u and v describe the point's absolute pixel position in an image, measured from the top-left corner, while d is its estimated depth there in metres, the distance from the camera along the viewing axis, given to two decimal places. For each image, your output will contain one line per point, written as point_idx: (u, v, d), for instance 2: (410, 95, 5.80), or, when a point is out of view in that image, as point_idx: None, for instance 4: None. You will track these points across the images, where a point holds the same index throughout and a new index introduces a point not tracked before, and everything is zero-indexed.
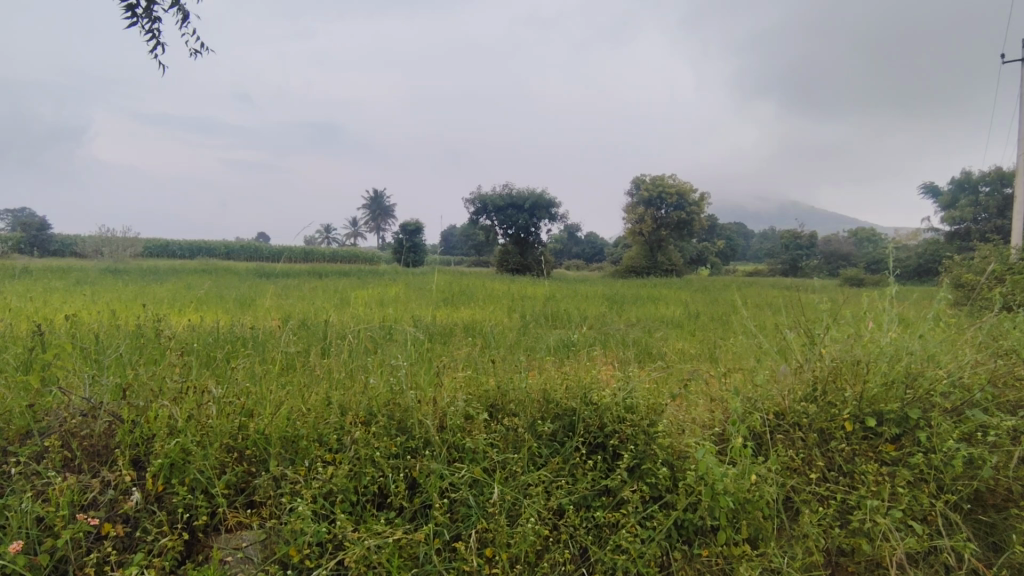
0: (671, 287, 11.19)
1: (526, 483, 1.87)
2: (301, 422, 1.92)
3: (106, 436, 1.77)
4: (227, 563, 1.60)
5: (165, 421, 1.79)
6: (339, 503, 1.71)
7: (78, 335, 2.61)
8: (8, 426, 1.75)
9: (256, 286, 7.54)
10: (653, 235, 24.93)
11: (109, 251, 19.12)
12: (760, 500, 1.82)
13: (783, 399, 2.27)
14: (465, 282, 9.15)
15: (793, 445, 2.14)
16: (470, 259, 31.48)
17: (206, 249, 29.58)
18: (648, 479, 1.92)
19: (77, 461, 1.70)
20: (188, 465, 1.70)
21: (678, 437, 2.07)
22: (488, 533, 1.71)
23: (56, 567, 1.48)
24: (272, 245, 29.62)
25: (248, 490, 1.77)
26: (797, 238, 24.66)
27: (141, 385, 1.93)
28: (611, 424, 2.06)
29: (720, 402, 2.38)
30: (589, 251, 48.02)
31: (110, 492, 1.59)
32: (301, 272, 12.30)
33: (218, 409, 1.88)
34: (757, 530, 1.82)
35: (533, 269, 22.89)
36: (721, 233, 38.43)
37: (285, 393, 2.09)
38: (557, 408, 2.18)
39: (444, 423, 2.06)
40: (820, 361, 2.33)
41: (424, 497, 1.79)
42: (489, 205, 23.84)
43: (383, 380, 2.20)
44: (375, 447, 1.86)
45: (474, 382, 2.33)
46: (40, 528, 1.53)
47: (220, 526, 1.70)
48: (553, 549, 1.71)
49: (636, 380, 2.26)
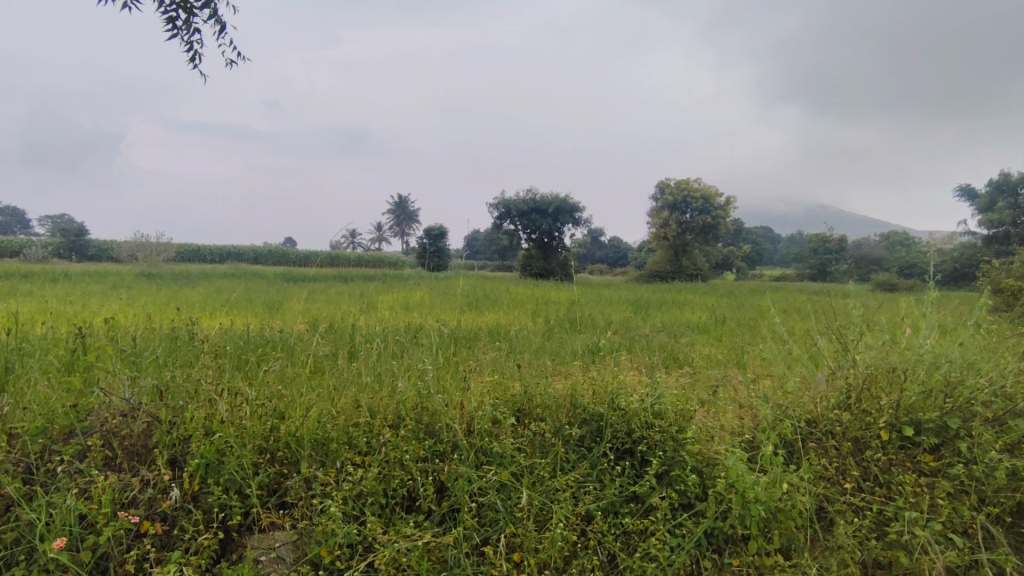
0: (696, 292, 11.33)
1: (554, 488, 1.86)
2: (331, 425, 1.95)
3: (145, 435, 1.81)
4: (260, 563, 1.62)
5: (202, 422, 1.84)
6: (369, 505, 1.73)
7: (117, 338, 2.68)
8: (52, 425, 1.80)
9: (285, 291, 7.69)
10: (678, 239, 24.68)
11: (143, 256, 19.73)
12: (793, 509, 1.79)
13: (815, 407, 2.22)
14: (488, 286, 9.19)
15: (826, 454, 2.09)
16: (493, 264, 31.67)
17: (235, 254, 30.21)
18: (677, 486, 1.90)
19: (117, 460, 1.75)
20: (223, 466, 1.73)
21: (707, 444, 2.05)
22: (517, 538, 1.71)
23: (97, 563, 1.51)
24: (301, 250, 30.16)
25: (281, 491, 1.80)
26: (826, 242, 24.17)
27: (178, 386, 1.98)
28: (639, 430, 2.04)
29: (749, 408, 2.34)
30: (613, 255, 47.70)
31: (149, 491, 1.63)
32: (328, 276, 12.46)
33: (251, 410, 1.92)
34: (790, 540, 1.78)
35: (557, 275, 22.86)
36: (747, 237, 37.93)
37: (316, 396, 2.13)
38: (585, 413, 2.17)
39: (472, 427, 2.07)
40: (854, 368, 2.28)
41: (452, 500, 1.80)
42: (512, 210, 23.91)
43: (411, 385, 2.23)
44: (404, 450, 1.88)
45: (501, 386, 2.33)
46: (83, 525, 1.56)
47: (253, 526, 1.72)
48: (581, 555, 1.71)
49: (663, 386, 2.25)
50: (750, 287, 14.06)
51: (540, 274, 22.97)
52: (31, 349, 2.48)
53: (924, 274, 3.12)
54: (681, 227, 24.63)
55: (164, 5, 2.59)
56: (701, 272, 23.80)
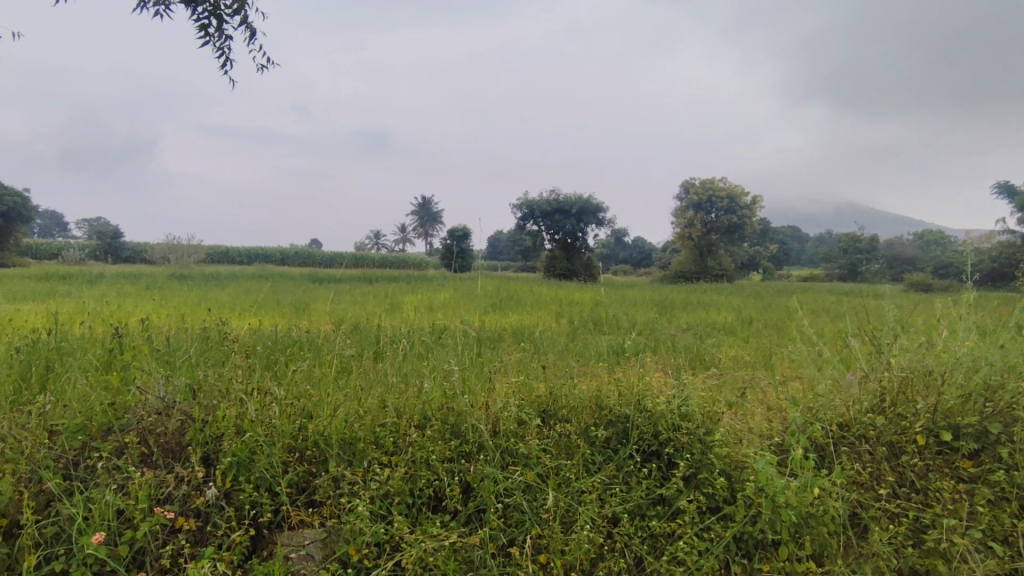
0: (721, 292, 11.22)
1: (580, 489, 1.86)
2: (358, 425, 1.97)
3: (178, 433, 1.86)
4: (289, 559, 1.64)
5: (234, 421, 1.87)
6: (395, 504, 1.74)
7: (152, 338, 2.75)
8: (91, 422, 1.85)
9: (312, 291, 7.83)
10: (703, 239, 24.37)
11: (175, 258, 20.32)
12: (825, 515, 1.75)
13: (847, 410, 2.17)
14: (511, 287, 9.19)
15: (859, 458, 2.04)
16: (516, 265, 31.77)
17: (263, 255, 30.78)
18: (705, 489, 1.88)
19: (153, 457, 1.80)
20: (254, 464, 1.77)
21: (736, 446, 2.02)
22: (543, 539, 1.71)
23: (134, 557, 1.55)
24: (326, 252, 30.69)
25: (309, 490, 1.82)
26: (856, 242, 23.66)
27: (210, 385, 2.02)
28: (666, 432, 2.02)
29: (778, 411, 2.30)
30: (636, 255, 47.41)
31: (183, 487, 1.67)
32: (354, 277, 12.61)
33: (281, 409, 1.95)
34: (823, 546, 1.74)
35: (580, 275, 22.81)
36: (774, 237, 37.36)
37: (343, 396, 2.15)
38: (611, 414, 2.16)
39: (497, 427, 2.08)
40: (888, 371, 2.23)
41: (478, 500, 1.81)
42: (535, 211, 23.93)
43: (437, 385, 2.25)
44: (431, 450, 1.90)
45: (526, 388, 2.33)
46: (120, 520, 1.59)
47: (283, 524, 1.75)
48: (608, 558, 1.69)
49: (690, 388, 2.23)
50: (777, 287, 14.11)
51: (563, 275, 22.86)
52: (70, 349, 2.56)
53: (962, 275, 3.03)
54: (706, 226, 24.36)
55: (197, 16, 2.64)
56: (726, 272, 23.44)
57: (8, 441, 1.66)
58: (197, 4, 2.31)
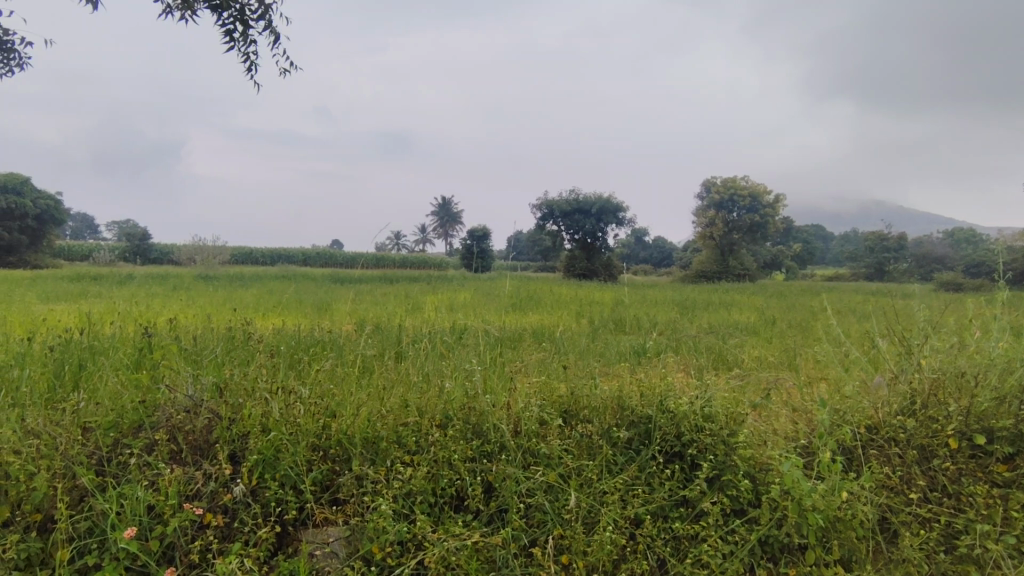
0: (744, 292, 11.08)
1: (602, 490, 1.85)
2: (381, 424, 1.99)
3: (206, 431, 1.89)
4: (314, 557, 1.65)
5: (259, 419, 1.90)
6: (418, 503, 1.76)
7: (180, 337, 2.81)
8: (123, 420, 1.89)
9: (334, 292, 7.93)
10: (725, 239, 24.10)
11: (201, 259, 20.79)
12: (853, 519, 1.72)
13: (876, 412, 2.13)
14: (531, 287, 9.20)
15: (888, 462, 2.00)
16: (535, 265, 31.77)
17: (285, 256, 31.24)
18: (729, 491, 1.86)
19: (182, 453, 1.83)
20: (280, 462, 1.80)
21: (760, 448, 2.00)
22: (565, 540, 1.70)
23: (165, 552, 1.57)
24: (347, 253, 31.07)
25: (333, 488, 1.84)
26: (883, 240, 23.18)
27: (236, 385, 2.05)
28: (689, 433, 2.00)
29: (804, 413, 2.27)
30: (656, 255, 47.07)
31: (211, 484, 1.70)
32: (375, 277, 12.74)
33: (305, 409, 1.98)
34: (851, 552, 1.70)
35: (600, 275, 22.71)
36: (798, 236, 36.78)
37: (366, 395, 2.18)
38: (633, 415, 2.14)
39: (519, 428, 2.08)
40: (918, 373, 2.19)
41: (500, 500, 1.81)
42: (555, 211, 23.91)
43: (458, 385, 2.26)
44: (453, 450, 1.90)
45: (547, 388, 2.33)
46: (151, 515, 1.62)
47: (308, 521, 1.77)
48: (630, 560, 1.68)
49: (713, 389, 2.21)
50: (802, 287, 13.68)
51: (583, 274, 22.78)
52: (101, 348, 2.62)
53: (995, 274, 2.96)
54: (728, 226, 24.10)
55: (222, 21, 2.68)
56: (749, 272, 23.13)
57: (43, 437, 1.70)
58: (223, 11, 2.34)
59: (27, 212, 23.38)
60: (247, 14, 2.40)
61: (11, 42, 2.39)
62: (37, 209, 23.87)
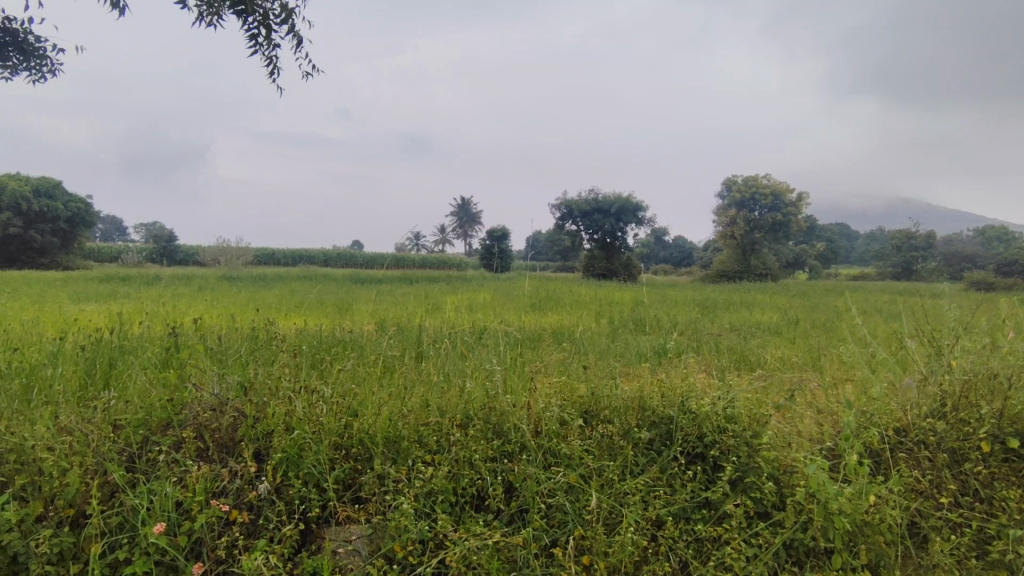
0: (766, 291, 10.94)
1: (624, 491, 1.84)
2: (402, 423, 2.00)
3: (231, 429, 1.91)
4: (337, 554, 1.66)
5: (283, 418, 1.93)
6: (439, 502, 1.76)
7: (205, 337, 2.87)
8: (152, 417, 1.93)
9: (355, 292, 8.02)
10: (746, 238, 23.80)
11: (225, 260, 21.21)
12: (881, 524, 1.69)
13: (905, 414, 2.09)
14: (550, 287, 9.19)
15: (918, 465, 1.96)
16: (554, 265, 31.73)
17: (306, 257, 31.69)
18: (752, 493, 1.83)
19: (209, 451, 1.86)
20: (303, 460, 1.82)
21: (784, 450, 1.97)
22: (586, 541, 1.70)
23: (192, 548, 1.60)
24: (367, 253, 31.42)
25: (355, 486, 1.86)
26: (911, 239, 22.67)
27: (260, 384, 2.09)
28: (711, 434, 1.98)
29: (829, 415, 2.23)
30: (676, 254, 46.70)
31: (237, 481, 1.73)
32: (396, 278, 12.88)
33: (328, 408, 2.00)
34: (879, 556, 1.67)
35: (619, 275, 22.59)
36: (822, 234, 36.15)
37: (387, 395, 2.20)
38: (654, 416, 2.12)
39: (539, 428, 2.08)
40: (949, 374, 2.14)
41: (521, 500, 1.81)
42: (574, 210, 23.87)
43: (479, 385, 2.27)
44: (473, 450, 1.91)
45: (567, 388, 2.33)
46: (179, 511, 1.65)
47: (331, 519, 1.79)
48: (652, 561, 1.67)
49: (736, 390, 2.19)
50: (825, 287, 13.23)
51: (602, 274, 22.67)
52: (131, 348, 2.68)
53: None
54: (750, 225, 23.80)
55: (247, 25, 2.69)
56: (771, 272, 22.80)
57: (76, 434, 1.75)
58: (247, 15, 2.34)
59: (59, 215, 24.01)
60: (271, 18, 2.40)
61: (44, 49, 2.43)
62: (69, 212, 24.51)
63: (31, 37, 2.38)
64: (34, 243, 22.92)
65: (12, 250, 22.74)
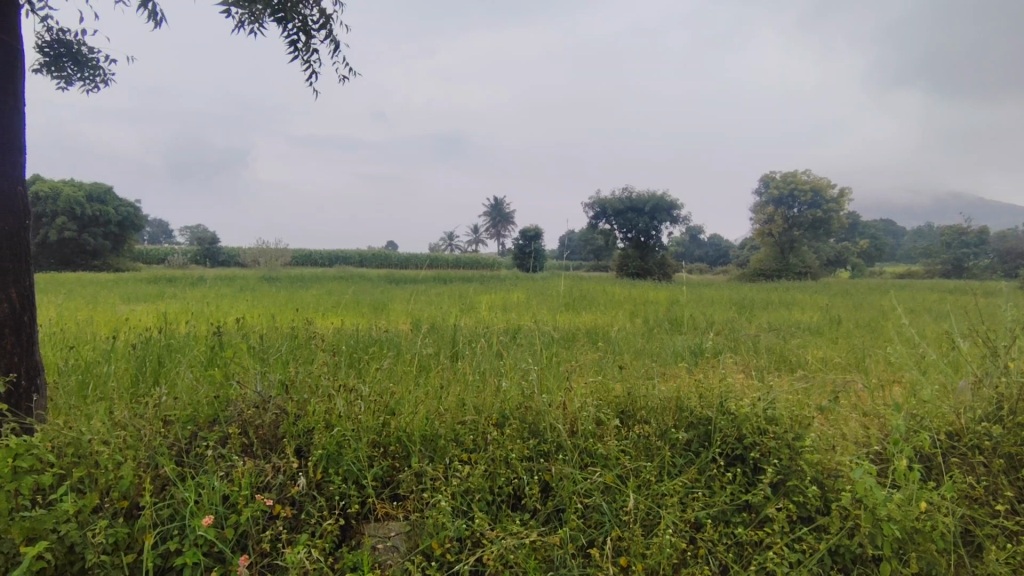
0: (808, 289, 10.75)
1: (662, 492, 1.81)
2: (439, 423, 2.03)
3: (274, 426, 1.96)
4: (376, 550, 1.68)
5: (323, 415, 1.97)
6: (476, 501, 1.77)
7: (248, 336, 2.95)
8: (199, 414, 2.01)
9: (391, 292, 8.13)
10: (786, 236, 23.22)
11: (265, 262, 21.79)
12: (933, 531, 1.62)
13: (958, 418, 2.01)
14: (584, 287, 9.14)
15: (972, 471, 1.88)
16: (587, 265, 31.53)
17: (342, 258, 32.23)
18: (795, 497, 1.78)
19: (253, 447, 1.91)
20: (342, 457, 1.85)
21: (828, 453, 1.92)
22: (623, 542, 1.68)
23: (238, 540, 1.64)
24: (401, 254, 31.83)
25: (393, 484, 1.89)
26: (961, 234, 21.76)
27: (301, 382, 2.14)
28: (751, 436, 1.94)
29: (875, 418, 2.16)
30: (712, 253, 45.82)
31: (280, 476, 1.77)
32: (431, 278, 13.04)
33: (367, 406, 2.04)
34: (931, 565, 1.60)
35: (654, 274, 22.30)
36: (866, 232, 34.86)
37: (424, 394, 2.22)
38: (692, 416, 2.10)
39: (575, 428, 2.08)
40: (1005, 376, 2.06)
41: (557, 500, 1.81)
42: (608, 209, 23.70)
43: (514, 385, 2.28)
44: (509, 449, 1.92)
45: (603, 388, 2.32)
46: (226, 505, 1.70)
47: (369, 516, 1.82)
48: (691, 564, 1.64)
49: (777, 390, 2.14)
50: (868, 287, 12.04)
51: (636, 274, 22.42)
52: (178, 347, 2.77)
53: None
54: (789, 222, 23.21)
55: None
56: (812, 270, 22.17)
57: (129, 429, 1.82)
58: (286, 24, 2.39)
59: (110, 219, 25.07)
60: (310, 25, 2.45)
61: (97, 59, 2.53)
62: (119, 216, 25.58)
63: (85, 48, 2.47)
64: (88, 246, 23.96)
65: (68, 253, 23.85)
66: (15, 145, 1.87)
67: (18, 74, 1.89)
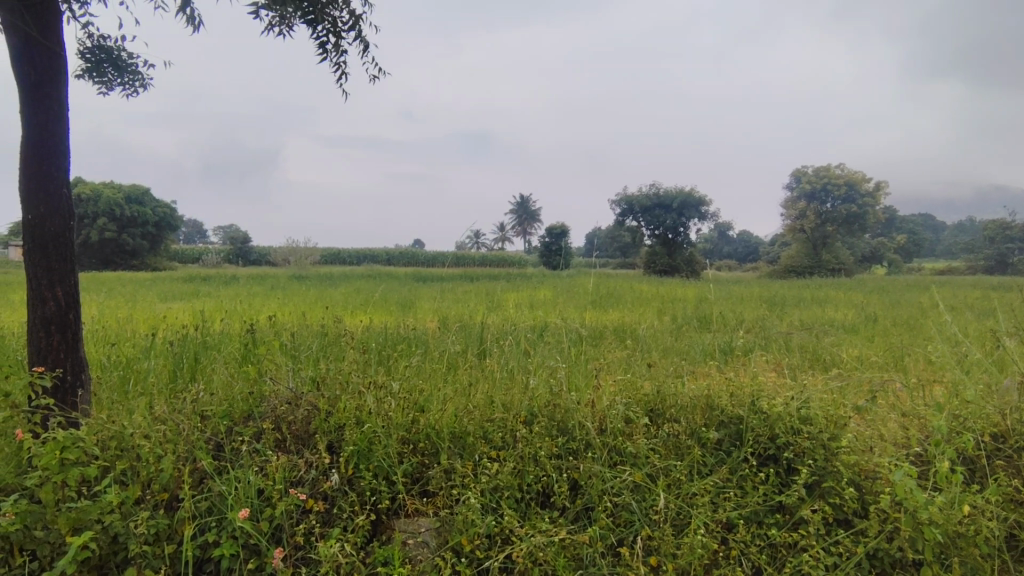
0: (842, 287, 10.44)
1: (692, 492, 1.79)
2: (468, 420, 2.03)
3: (306, 422, 2.00)
4: (407, 545, 1.69)
5: (355, 412, 2.00)
6: (505, 498, 1.77)
7: (280, 333, 3.01)
8: (234, 409, 2.06)
9: (417, 290, 8.18)
10: (818, 231, 22.69)
11: (295, 261, 22.16)
12: (976, 536, 1.57)
13: (1003, 420, 1.94)
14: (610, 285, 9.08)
15: (1018, 474, 1.82)
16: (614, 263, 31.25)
17: (369, 257, 32.56)
18: (831, 498, 1.74)
19: (287, 442, 1.95)
20: (373, 453, 1.87)
21: (865, 454, 1.87)
22: (653, 541, 1.66)
23: (273, 533, 1.68)
24: (427, 252, 32.03)
25: (423, 480, 1.91)
26: (1004, 229, 21.02)
27: (332, 379, 2.18)
28: (784, 436, 1.90)
29: (914, 418, 2.10)
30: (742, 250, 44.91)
31: (313, 471, 1.81)
32: (457, 275, 13.10)
33: (396, 403, 2.07)
34: (974, 570, 1.55)
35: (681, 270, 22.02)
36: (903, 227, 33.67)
37: (453, 391, 2.24)
38: (722, 415, 2.06)
39: (604, 426, 2.07)
40: None
41: (586, 498, 1.80)
42: (635, 205, 23.49)
43: (543, 382, 2.28)
44: (538, 447, 1.91)
45: (631, 386, 2.30)
46: (261, 498, 1.74)
47: (400, 511, 1.84)
48: (722, 566, 1.62)
49: (811, 390, 2.10)
50: (906, 287, 10.36)
51: (664, 270, 22.18)
52: (213, 343, 2.83)
53: None
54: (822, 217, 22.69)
55: None
56: (846, 266, 21.59)
57: (169, 423, 1.87)
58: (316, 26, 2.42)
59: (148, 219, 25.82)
60: (340, 27, 2.47)
61: (136, 64, 2.60)
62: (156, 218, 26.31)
63: (125, 54, 2.55)
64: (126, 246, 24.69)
65: (108, 253, 24.63)
66: (59, 149, 1.93)
67: (61, 78, 1.95)
